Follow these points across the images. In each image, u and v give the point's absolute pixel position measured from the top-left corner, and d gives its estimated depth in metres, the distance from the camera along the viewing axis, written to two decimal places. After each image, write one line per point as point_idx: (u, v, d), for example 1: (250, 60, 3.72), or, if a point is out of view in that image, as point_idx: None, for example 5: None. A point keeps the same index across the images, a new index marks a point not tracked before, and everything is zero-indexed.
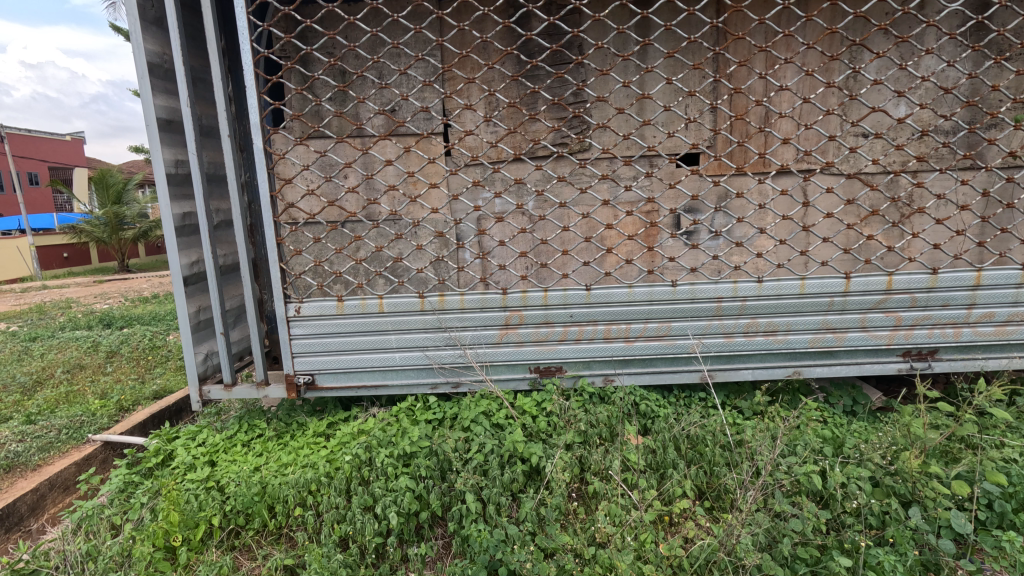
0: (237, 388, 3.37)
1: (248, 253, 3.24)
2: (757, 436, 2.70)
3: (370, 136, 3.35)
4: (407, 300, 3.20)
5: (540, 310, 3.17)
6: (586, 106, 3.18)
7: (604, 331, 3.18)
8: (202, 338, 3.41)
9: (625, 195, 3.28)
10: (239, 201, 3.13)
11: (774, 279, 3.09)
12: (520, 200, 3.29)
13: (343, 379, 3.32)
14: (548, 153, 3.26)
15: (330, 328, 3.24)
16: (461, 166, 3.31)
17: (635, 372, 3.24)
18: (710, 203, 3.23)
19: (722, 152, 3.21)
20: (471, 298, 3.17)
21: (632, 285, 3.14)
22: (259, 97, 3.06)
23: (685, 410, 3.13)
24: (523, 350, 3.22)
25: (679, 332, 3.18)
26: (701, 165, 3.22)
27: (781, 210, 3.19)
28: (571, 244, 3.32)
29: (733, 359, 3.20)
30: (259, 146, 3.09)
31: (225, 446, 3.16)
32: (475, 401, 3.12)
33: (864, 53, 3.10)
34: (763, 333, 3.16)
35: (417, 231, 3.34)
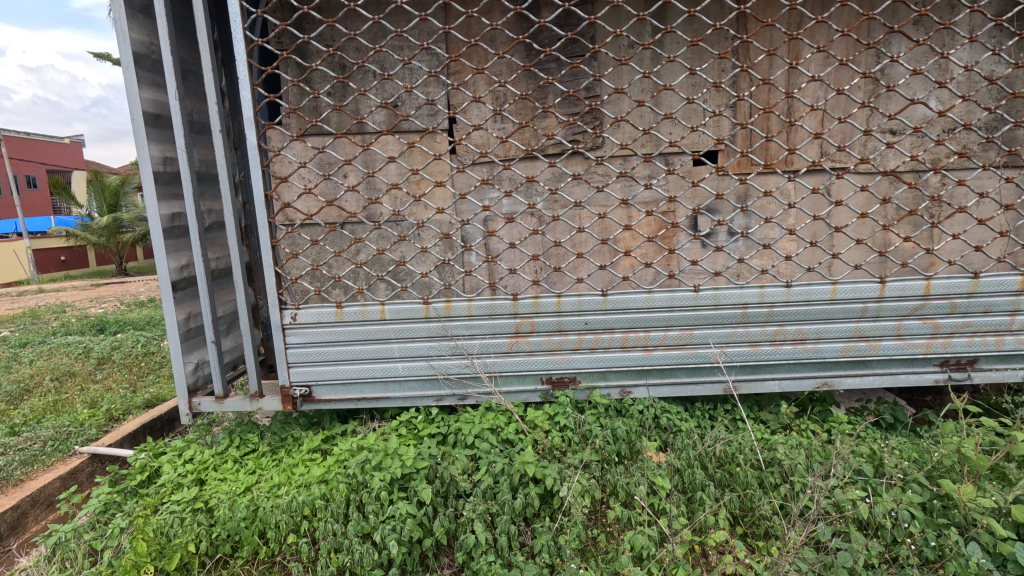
0: (229, 400, 3.15)
1: (241, 256, 3.04)
2: (789, 455, 2.50)
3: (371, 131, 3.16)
4: (410, 307, 3.00)
5: (553, 317, 2.97)
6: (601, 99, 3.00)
7: (621, 340, 2.98)
8: (191, 347, 3.20)
9: (643, 194, 3.10)
10: (232, 201, 2.93)
11: (804, 284, 2.89)
12: (530, 200, 3.12)
13: (342, 391, 3.11)
14: (561, 150, 3.10)
15: (328, 336, 3.03)
16: (468, 164, 3.14)
17: (653, 384, 3.04)
18: (733, 203, 3.05)
19: (746, 148, 3.03)
20: (479, 305, 2.97)
21: (651, 290, 2.93)
22: (253, 90, 2.86)
23: (709, 425, 2.92)
24: (534, 360, 3.02)
25: (701, 341, 2.98)
26: (724, 161, 3.04)
27: (809, 210, 2.99)
28: (585, 247, 3.13)
29: (759, 369, 3.00)
30: (252, 142, 2.88)
31: (213, 463, 2.96)
32: (483, 416, 2.92)
33: (898, 42, 2.91)
34: (791, 341, 2.95)
35: (422, 233, 3.18)
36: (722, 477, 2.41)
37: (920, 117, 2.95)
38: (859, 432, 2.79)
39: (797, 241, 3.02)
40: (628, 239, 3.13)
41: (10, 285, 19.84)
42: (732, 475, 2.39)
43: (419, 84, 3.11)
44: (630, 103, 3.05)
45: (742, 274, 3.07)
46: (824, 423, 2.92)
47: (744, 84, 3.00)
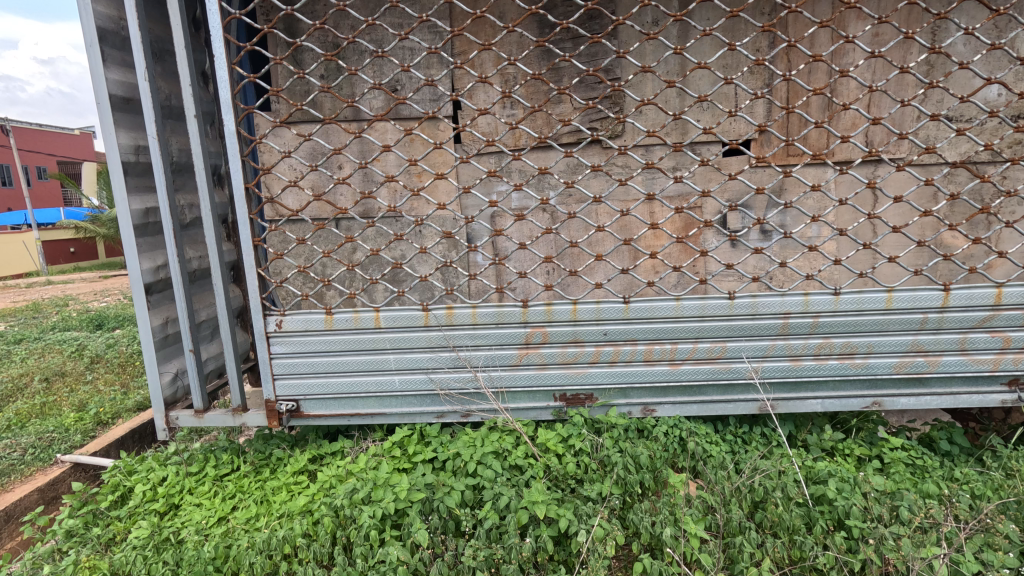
0: (209, 414, 2.88)
1: (220, 256, 2.72)
2: (840, 492, 2.19)
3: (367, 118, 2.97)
4: (409, 314, 2.67)
5: (568, 326, 2.63)
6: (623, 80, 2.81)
7: (644, 352, 2.64)
8: (166, 356, 2.90)
9: (672, 188, 2.90)
10: (209, 196, 2.61)
11: (855, 291, 2.52)
12: (542, 194, 2.96)
13: (332, 407, 2.81)
14: (576, 139, 2.91)
15: (317, 346, 2.72)
16: (473, 153, 2.95)
17: (679, 402, 2.70)
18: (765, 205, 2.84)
19: (797, 135, 2.80)
20: (485, 312, 2.64)
21: (680, 297, 2.59)
22: (230, 69, 2.50)
23: (742, 451, 2.59)
24: (546, 374, 2.70)
25: (735, 355, 2.63)
26: (767, 149, 2.83)
27: (863, 207, 2.75)
28: (603, 248, 2.86)
29: (800, 386, 2.65)
30: (230, 128, 2.53)
31: (188, 485, 2.80)
32: (486, 436, 2.62)
33: (948, 23, 2.69)
34: (838, 356, 2.60)
35: (425, 233, 3.00)
36: (763, 518, 2.09)
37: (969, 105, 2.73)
38: (919, 464, 2.46)
39: (846, 240, 2.79)
40: (651, 237, 2.89)
41: (19, 276, 19.77)
42: (777, 518, 2.06)
43: (419, 63, 2.86)
44: (656, 84, 2.81)
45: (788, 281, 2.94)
46: (873, 450, 2.59)
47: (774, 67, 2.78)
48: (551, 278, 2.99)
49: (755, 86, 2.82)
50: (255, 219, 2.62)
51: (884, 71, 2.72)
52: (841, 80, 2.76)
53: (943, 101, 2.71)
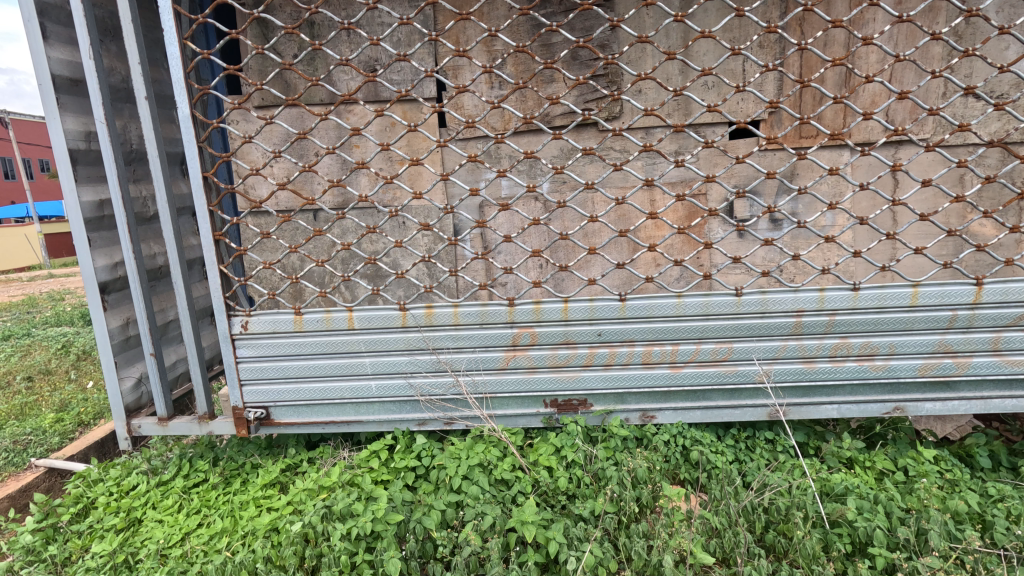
0: (174, 422, 2.68)
1: (180, 252, 2.50)
2: (861, 512, 1.96)
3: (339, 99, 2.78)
4: (385, 313, 2.44)
5: (558, 327, 2.40)
6: (618, 52, 2.62)
7: (643, 355, 2.41)
8: (126, 360, 2.69)
9: (671, 173, 2.71)
10: (163, 186, 2.37)
11: (876, 287, 2.28)
12: (533, 181, 2.78)
13: (305, 415, 2.59)
14: (569, 121, 2.72)
15: (285, 349, 2.51)
16: (456, 137, 2.79)
17: (681, 408, 2.47)
18: (772, 194, 2.70)
19: (811, 114, 2.63)
20: (468, 311, 2.41)
21: (681, 293, 2.35)
22: (181, 44, 2.25)
23: (749, 461, 2.39)
24: (535, 378, 2.47)
25: (742, 357, 2.39)
26: (782, 130, 2.65)
27: (888, 191, 2.61)
28: (598, 240, 2.73)
29: (814, 390, 2.42)
30: (185, 111, 2.29)
31: (153, 497, 2.58)
32: (469, 447, 2.40)
33: None
34: (856, 358, 2.36)
35: (399, 225, 2.88)
36: (776, 542, 1.87)
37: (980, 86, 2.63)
38: (946, 476, 2.25)
39: (865, 231, 2.65)
40: (651, 229, 2.70)
41: (21, 269, 19.64)
42: (792, 543, 1.84)
43: (396, 38, 2.71)
44: (654, 58, 2.63)
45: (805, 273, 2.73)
46: (895, 461, 2.38)
47: (787, 37, 2.59)
48: (542, 273, 2.78)
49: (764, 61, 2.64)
50: (215, 210, 2.39)
51: (907, 41, 2.54)
52: (858, 53, 2.60)
53: (973, 72, 2.52)
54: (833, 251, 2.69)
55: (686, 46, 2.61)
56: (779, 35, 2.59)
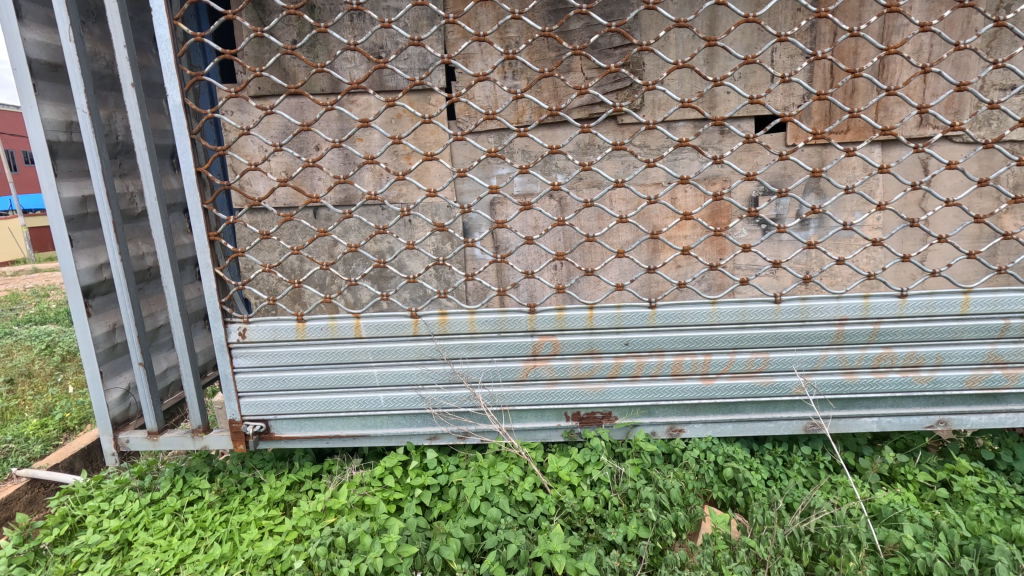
0: (165, 436, 2.47)
1: (171, 254, 2.29)
2: (918, 540, 1.82)
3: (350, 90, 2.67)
4: (395, 321, 2.26)
5: (583, 335, 2.23)
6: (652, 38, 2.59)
7: (673, 365, 2.25)
8: (111, 371, 2.48)
9: (701, 171, 2.73)
10: (153, 182, 2.17)
11: (925, 293, 2.13)
12: (550, 177, 2.70)
13: (307, 428, 2.41)
14: (588, 114, 2.63)
15: (287, 358, 2.32)
16: (469, 130, 2.67)
17: (711, 422, 2.32)
18: (803, 197, 2.72)
19: (862, 106, 2.62)
20: (485, 319, 2.23)
21: (716, 299, 2.18)
22: (170, 25, 2.04)
23: (786, 479, 2.24)
24: (557, 390, 2.30)
25: (780, 367, 2.24)
26: (835, 123, 2.62)
27: (944, 192, 2.64)
28: (619, 239, 2.77)
29: (853, 402, 2.27)
30: (175, 100, 2.09)
31: (144, 518, 2.38)
32: (488, 465, 2.23)
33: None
34: (900, 369, 2.21)
35: (405, 225, 2.76)
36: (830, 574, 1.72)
37: (1015, 80, 2.53)
38: (995, 492, 2.13)
39: (916, 233, 2.68)
40: (677, 232, 2.77)
41: (5, 262, 19.16)
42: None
43: (407, 22, 2.58)
44: (681, 45, 2.60)
45: (836, 270, 2.78)
46: (935, 474, 2.28)
47: (840, 22, 2.58)
48: (563, 280, 2.78)
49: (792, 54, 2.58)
50: (210, 209, 2.19)
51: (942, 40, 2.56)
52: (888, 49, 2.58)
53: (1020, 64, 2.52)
54: (855, 243, 2.76)
55: (728, 32, 2.59)
56: (832, 19, 2.58)
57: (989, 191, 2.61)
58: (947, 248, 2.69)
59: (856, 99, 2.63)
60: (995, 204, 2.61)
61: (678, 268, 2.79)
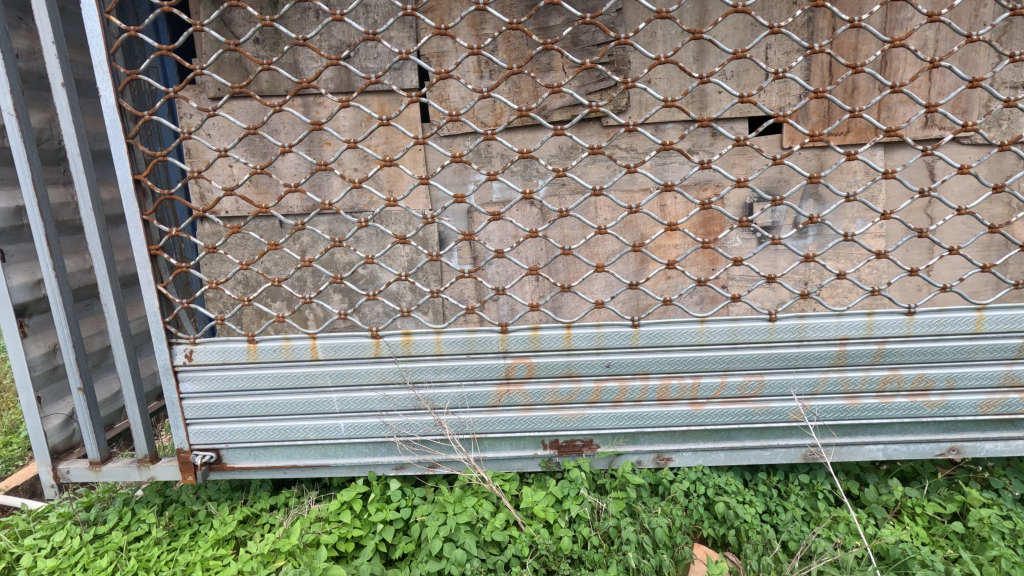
0: (109, 467, 2.26)
1: (111, 269, 2.09)
2: None
3: (314, 92, 2.51)
4: (354, 341, 2.06)
5: (560, 357, 2.04)
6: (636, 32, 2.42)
7: (659, 389, 2.06)
8: (51, 395, 2.31)
9: (687, 177, 2.54)
10: (87, 191, 1.98)
11: (934, 310, 1.94)
12: (527, 184, 2.53)
13: (261, 458, 2.21)
14: (569, 115, 2.47)
15: (238, 383, 2.12)
16: (441, 134, 2.50)
17: (702, 449, 2.13)
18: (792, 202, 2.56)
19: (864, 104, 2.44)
20: (453, 339, 2.04)
21: (705, 317, 1.99)
22: (102, 18, 1.86)
23: (782, 512, 2.05)
24: (532, 417, 2.10)
25: (777, 392, 2.04)
26: (835, 124, 2.44)
27: (954, 200, 2.46)
28: (602, 250, 2.59)
29: (856, 428, 2.08)
30: (109, 100, 1.90)
31: (83, 557, 2.14)
32: (455, 499, 2.04)
33: None
34: (907, 393, 2.02)
35: (369, 238, 2.58)
36: None
37: None
38: (1012, 527, 1.93)
39: (922, 244, 2.51)
40: (666, 242, 2.59)
41: None
42: None
43: (374, 16, 2.46)
44: (667, 40, 2.43)
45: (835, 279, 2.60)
46: (944, 505, 2.08)
47: (839, 14, 2.40)
48: (543, 296, 2.60)
49: (786, 50, 2.45)
50: (151, 220, 2.00)
51: (950, 32, 2.38)
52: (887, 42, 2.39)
53: None
54: (856, 254, 2.57)
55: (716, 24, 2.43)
56: (830, 11, 2.41)
57: (1001, 197, 2.43)
58: (956, 260, 2.51)
59: (857, 98, 2.45)
60: (1007, 211, 2.43)
61: (666, 281, 2.61)
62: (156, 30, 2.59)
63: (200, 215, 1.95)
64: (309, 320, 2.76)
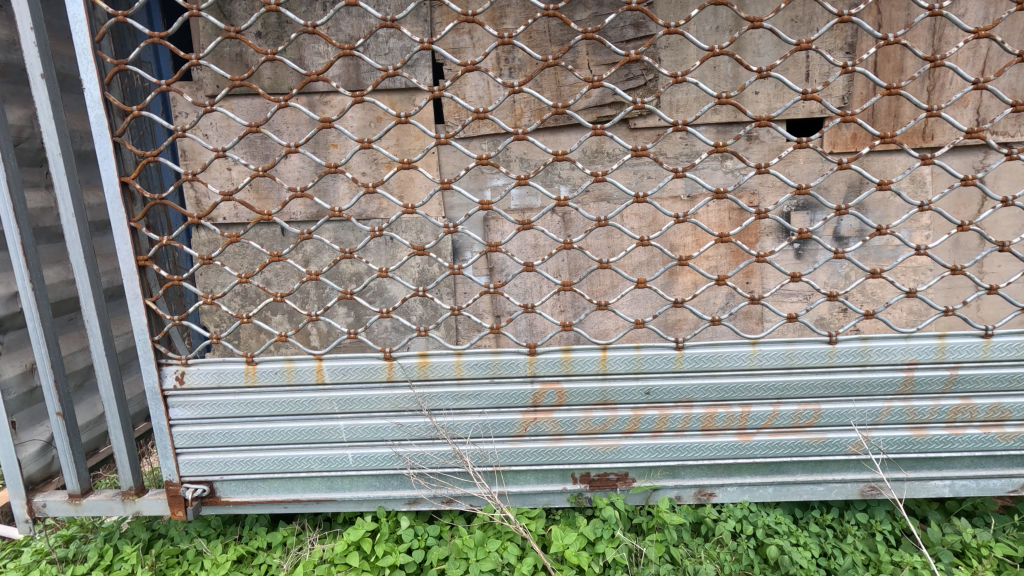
0: (90, 500, 2.03)
1: (93, 281, 1.88)
2: None
3: (322, 90, 2.33)
4: (366, 364, 1.86)
5: (594, 382, 1.84)
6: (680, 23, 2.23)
7: (703, 418, 1.85)
8: (26, 420, 2.10)
9: (723, 185, 2.36)
10: (68, 194, 1.77)
11: (1013, 332, 1.75)
12: (551, 189, 2.34)
13: (259, 491, 1.99)
14: (597, 116, 2.28)
15: (234, 409, 1.91)
16: (458, 135, 2.32)
17: (749, 484, 1.91)
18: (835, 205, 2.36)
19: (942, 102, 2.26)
20: (475, 362, 1.83)
21: (757, 339, 1.79)
22: (87, 3, 1.66)
23: (840, 556, 1.83)
24: (562, 448, 1.89)
25: (834, 422, 1.84)
26: (906, 124, 2.26)
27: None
28: (631, 262, 2.41)
29: (922, 463, 1.87)
30: (93, 94, 1.69)
31: None
32: (476, 542, 1.82)
33: None
34: (980, 424, 1.82)
35: (378, 249, 2.39)
36: None
37: None
38: None
39: (989, 256, 2.35)
40: (701, 254, 2.40)
41: None
42: None
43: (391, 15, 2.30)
44: (704, 35, 2.26)
45: (880, 294, 2.43)
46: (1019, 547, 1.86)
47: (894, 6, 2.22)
48: (567, 312, 2.41)
49: (834, 46, 2.27)
50: (139, 227, 1.79)
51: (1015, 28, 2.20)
52: (948, 36, 2.21)
53: None
54: (905, 268, 2.39)
55: (774, 11, 2.22)
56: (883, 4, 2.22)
57: None
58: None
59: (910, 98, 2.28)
60: None
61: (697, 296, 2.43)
62: (149, 17, 2.42)
63: (195, 222, 1.75)
64: (312, 338, 2.55)
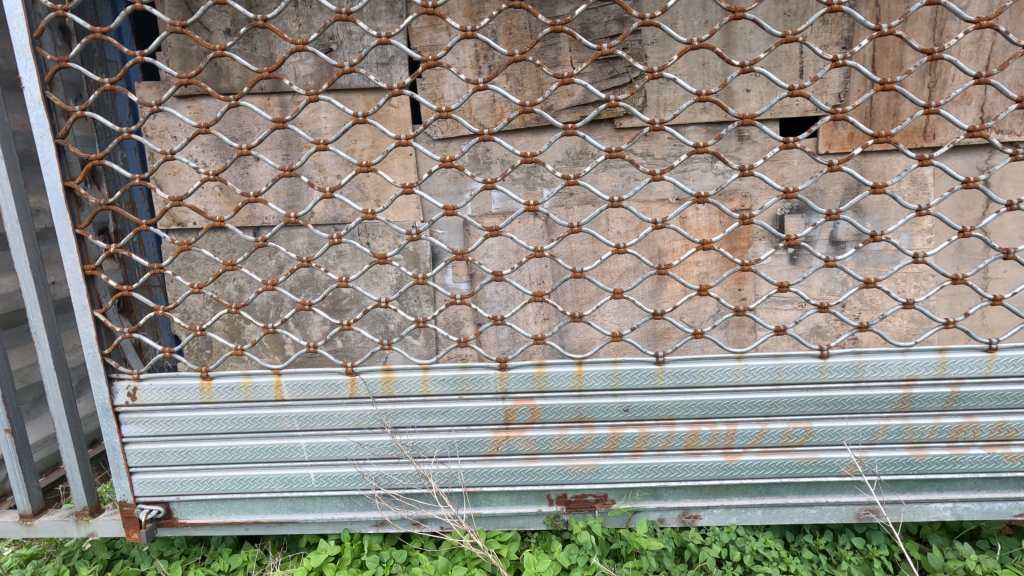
0: (42, 521, 1.92)
1: (40, 291, 1.78)
2: None
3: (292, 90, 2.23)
4: (327, 379, 1.75)
5: (569, 399, 1.72)
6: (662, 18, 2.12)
7: (686, 437, 1.73)
8: None
9: (712, 187, 2.24)
10: (11, 200, 1.67)
11: (1019, 346, 1.62)
12: (531, 192, 2.23)
13: (218, 512, 1.88)
14: (578, 116, 2.17)
15: (189, 426, 1.80)
16: (433, 136, 2.21)
17: (736, 506, 1.79)
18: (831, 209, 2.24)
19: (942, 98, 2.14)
20: (442, 377, 1.72)
21: (743, 353, 1.67)
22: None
23: None
24: (536, 468, 1.78)
25: (827, 441, 1.72)
26: (902, 122, 2.14)
27: None
28: (615, 269, 2.29)
29: (921, 484, 1.75)
30: (33, 93, 1.60)
31: None
32: (442, 569, 1.71)
33: None
34: (983, 443, 1.69)
35: (353, 253, 2.28)
36: None
37: None
38: None
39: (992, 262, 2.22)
40: (689, 260, 2.28)
41: None
42: None
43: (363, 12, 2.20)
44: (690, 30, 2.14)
45: (878, 302, 2.30)
46: None
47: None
48: (548, 321, 2.29)
49: (829, 41, 2.14)
50: (85, 235, 1.69)
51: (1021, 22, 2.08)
52: (950, 29, 2.08)
53: None
54: (905, 274, 2.26)
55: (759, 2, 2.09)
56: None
57: None
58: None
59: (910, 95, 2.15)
60: None
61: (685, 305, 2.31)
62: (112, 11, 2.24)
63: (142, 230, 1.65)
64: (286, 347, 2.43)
